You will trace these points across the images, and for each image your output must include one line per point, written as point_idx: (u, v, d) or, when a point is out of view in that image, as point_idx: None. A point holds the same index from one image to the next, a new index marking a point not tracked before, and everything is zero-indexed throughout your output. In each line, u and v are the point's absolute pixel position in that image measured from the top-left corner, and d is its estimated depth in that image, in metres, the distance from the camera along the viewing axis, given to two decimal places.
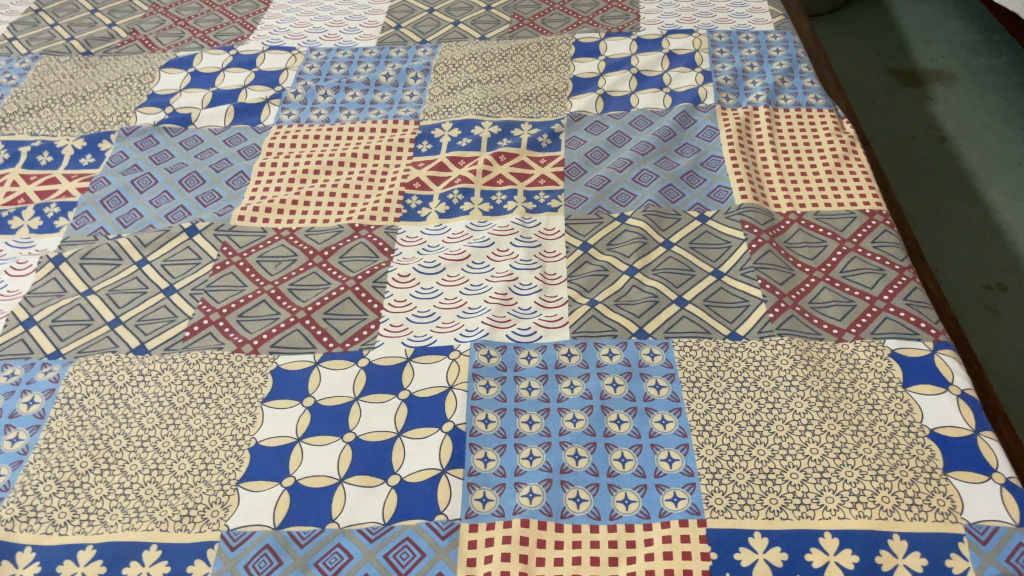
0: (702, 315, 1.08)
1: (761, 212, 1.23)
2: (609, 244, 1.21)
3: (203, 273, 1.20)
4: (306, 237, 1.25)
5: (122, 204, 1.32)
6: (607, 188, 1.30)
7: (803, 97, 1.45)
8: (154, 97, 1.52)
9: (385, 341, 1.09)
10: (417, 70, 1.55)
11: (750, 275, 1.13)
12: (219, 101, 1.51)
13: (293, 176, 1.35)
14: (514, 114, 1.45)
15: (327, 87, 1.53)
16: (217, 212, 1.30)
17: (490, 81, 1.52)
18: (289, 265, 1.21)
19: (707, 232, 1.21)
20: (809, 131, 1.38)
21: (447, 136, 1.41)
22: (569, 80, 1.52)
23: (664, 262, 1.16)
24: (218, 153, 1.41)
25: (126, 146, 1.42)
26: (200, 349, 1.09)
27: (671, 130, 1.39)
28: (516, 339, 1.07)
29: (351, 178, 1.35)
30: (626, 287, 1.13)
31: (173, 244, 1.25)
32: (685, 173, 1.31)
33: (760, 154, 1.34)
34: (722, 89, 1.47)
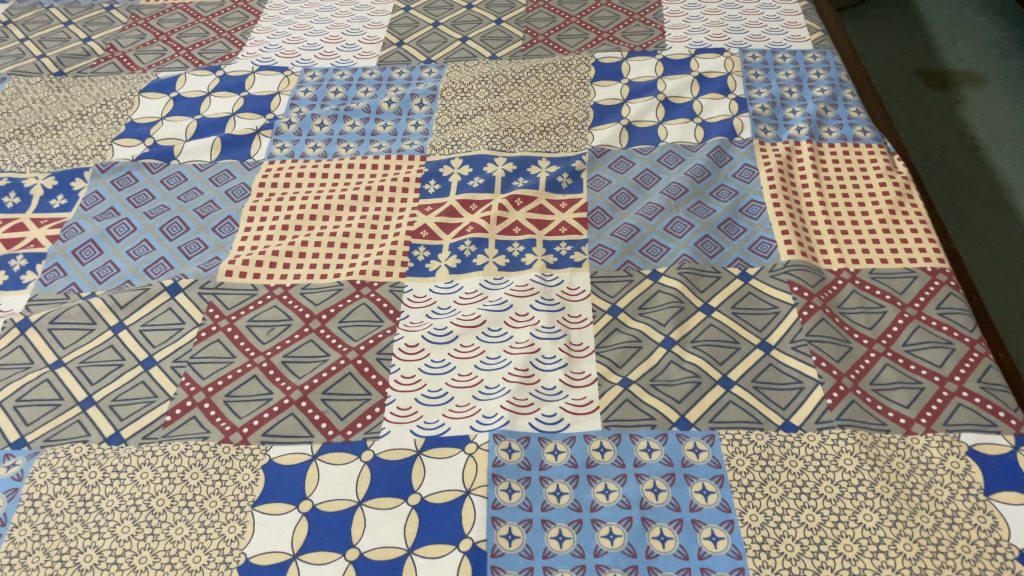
0: (751, 400, 0.96)
1: (810, 271, 1.10)
2: (642, 307, 1.08)
3: (186, 342, 1.07)
4: (302, 297, 1.12)
5: (96, 255, 1.19)
6: (636, 239, 1.16)
7: (849, 129, 1.32)
8: (133, 127, 1.38)
9: (392, 429, 0.96)
10: (423, 96, 1.42)
11: (803, 349, 1.00)
12: (204, 131, 1.37)
13: (287, 223, 1.22)
14: (530, 149, 1.31)
15: (324, 115, 1.39)
16: (201, 266, 1.17)
17: (503, 110, 1.38)
18: (282, 331, 1.08)
19: (751, 294, 1.08)
20: (858, 169, 1.25)
21: (457, 174, 1.28)
22: (589, 107, 1.38)
23: (704, 331, 1.04)
24: (203, 194, 1.27)
25: (101, 185, 1.29)
26: (182, 437, 0.96)
27: (705, 169, 1.25)
28: (541, 429, 0.95)
29: (351, 225, 1.21)
30: (663, 362, 1.00)
31: (153, 305, 1.12)
32: (723, 221, 1.18)
33: (804, 198, 1.21)
34: (759, 119, 1.34)
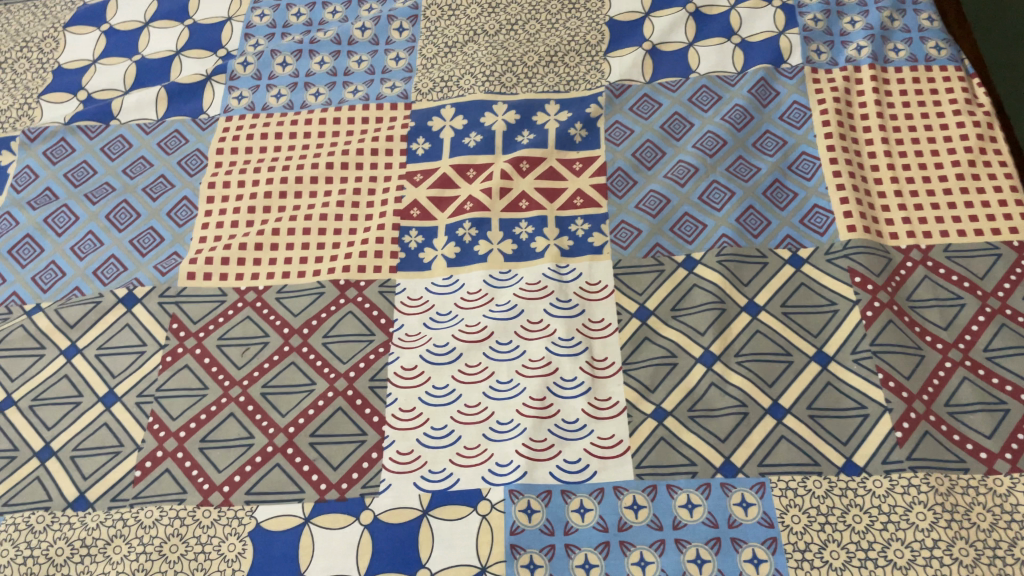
0: (806, 434, 0.83)
1: (875, 253, 0.92)
2: (675, 308, 0.92)
3: (149, 370, 0.93)
4: (278, 305, 0.97)
5: (36, 254, 1.02)
6: (666, 213, 0.98)
7: (919, 45, 1.08)
8: (61, 76, 1.17)
9: (392, 482, 0.84)
10: (402, 17, 1.18)
11: (866, 364, 0.86)
12: (146, 79, 1.16)
13: (254, 205, 1.04)
14: (535, 89, 1.10)
15: (285, 50, 1.16)
16: (159, 266, 1.00)
17: (500, 33, 1.15)
18: (259, 351, 0.94)
19: (804, 285, 0.92)
20: (931, 103, 1.03)
21: (450, 128, 1.08)
22: (604, 24, 1.15)
23: (750, 341, 0.89)
24: (152, 166, 1.08)
25: (32, 158, 1.10)
26: (155, 500, 0.85)
27: (746, 111, 1.04)
28: (564, 480, 0.82)
29: (328, 204, 1.03)
30: (701, 386, 0.86)
31: (108, 322, 0.97)
32: (770, 185, 0.99)
33: (865, 147, 1.01)
34: (811, 37, 1.10)
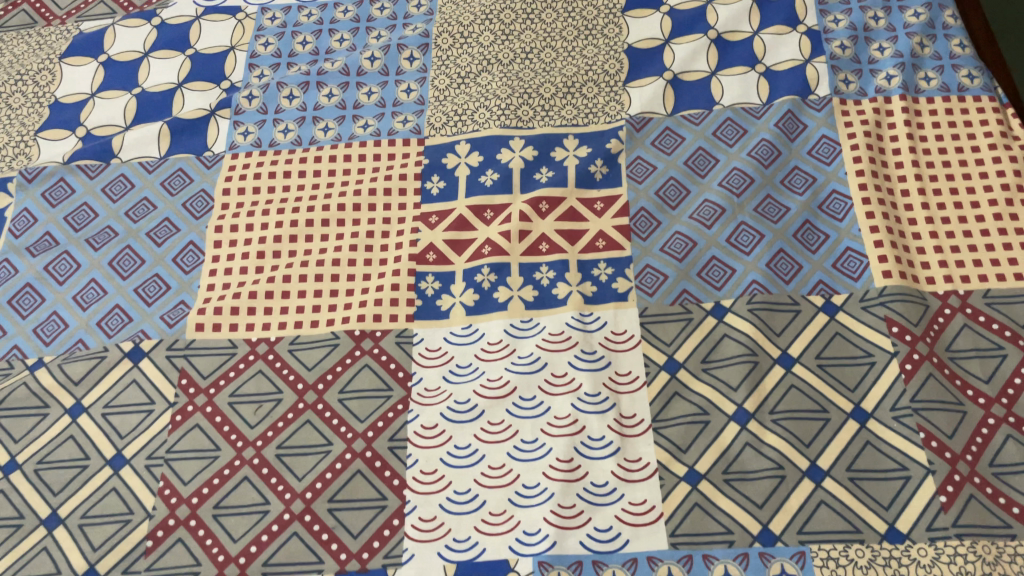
0: (847, 498, 0.80)
1: (913, 301, 0.89)
2: (705, 360, 0.88)
3: (158, 431, 0.90)
4: (291, 359, 0.93)
5: (36, 304, 0.98)
6: (693, 257, 0.95)
7: (950, 74, 1.04)
8: (58, 111, 1.12)
9: (416, 551, 0.81)
10: (412, 46, 1.13)
11: (907, 422, 0.82)
12: (146, 114, 1.11)
13: (263, 249, 1.00)
14: (553, 123, 1.06)
15: (291, 82, 1.12)
16: (165, 317, 0.96)
17: (515, 62, 1.11)
18: (272, 409, 0.90)
19: (839, 335, 0.88)
20: (965, 137, 0.99)
21: (465, 166, 1.04)
22: (623, 52, 1.10)
23: (785, 397, 0.85)
24: (155, 209, 1.04)
25: (30, 200, 1.06)
26: (169, 572, 0.81)
27: (774, 147, 1.00)
28: (595, 549, 0.79)
29: (341, 248, 0.99)
30: (736, 446, 0.83)
31: (114, 379, 0.93)
32: (800, 226, 0.95)
33: (898, 185, 0.97)
34: (839, 65, 1.05)
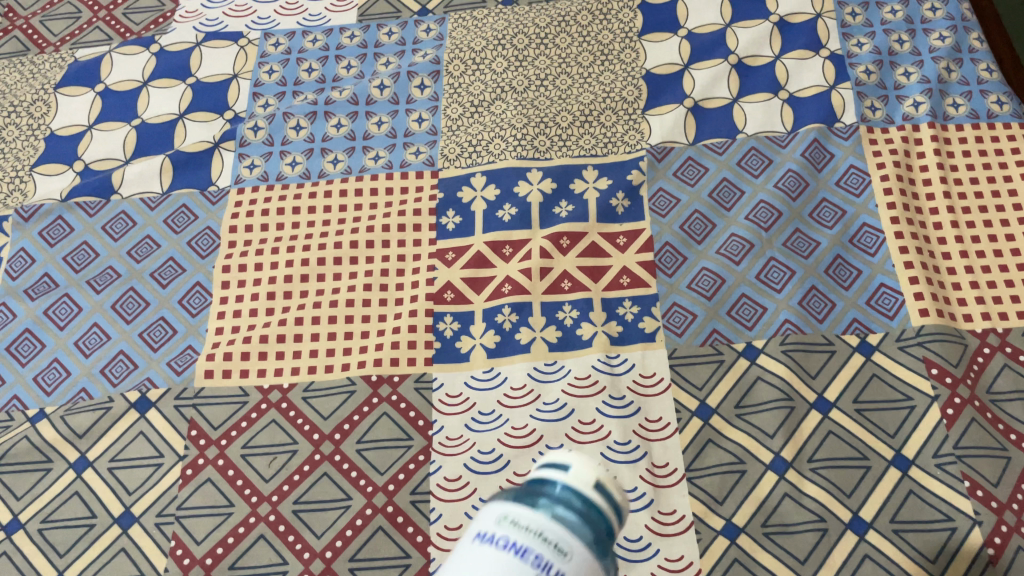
0: (892, 552, 0.77)
1: (951, 341, 0.86)
2: (739, 405, 0.85)
3: (168, 486, 0.86)
4: (306, 407, 0.89)
5: (36, 351, 0.94)
6: (722, 295, 0.91)
7: (979, 99, 1.01)
8: (55, 144, 1.08)
9: None
10: (423, 73, 1.10)
11: (950, 470, 0.80)
12: (147, 147, 1.07)
13: (273, 290, 0.96)
14: (571, 153, 1.02)
15: (298, 112, 1.08)
16: (172, 363, 0.92)
17: (530, 90, 1.07)
18: (288, 462, 0.86)
19: (876, 377, 0.85)
20: (997, 165, 0.96)
21: (482, 200, 1.00)
22: (640, 78, 1.07)
23: (823, 444, 0.82)
24: (159, 248, 1.00)
25: (27, 240, 1.01)
26: None
27: (801, 178, 0.97)
28: None
29: (354, 287, 0.95)
30: (774, 496, 0.80)
31: (120, 431, 0.89)
32: (831, 261, 0.92)
33: (930, 217, 0.94)
34: (864, 91, 1.02)
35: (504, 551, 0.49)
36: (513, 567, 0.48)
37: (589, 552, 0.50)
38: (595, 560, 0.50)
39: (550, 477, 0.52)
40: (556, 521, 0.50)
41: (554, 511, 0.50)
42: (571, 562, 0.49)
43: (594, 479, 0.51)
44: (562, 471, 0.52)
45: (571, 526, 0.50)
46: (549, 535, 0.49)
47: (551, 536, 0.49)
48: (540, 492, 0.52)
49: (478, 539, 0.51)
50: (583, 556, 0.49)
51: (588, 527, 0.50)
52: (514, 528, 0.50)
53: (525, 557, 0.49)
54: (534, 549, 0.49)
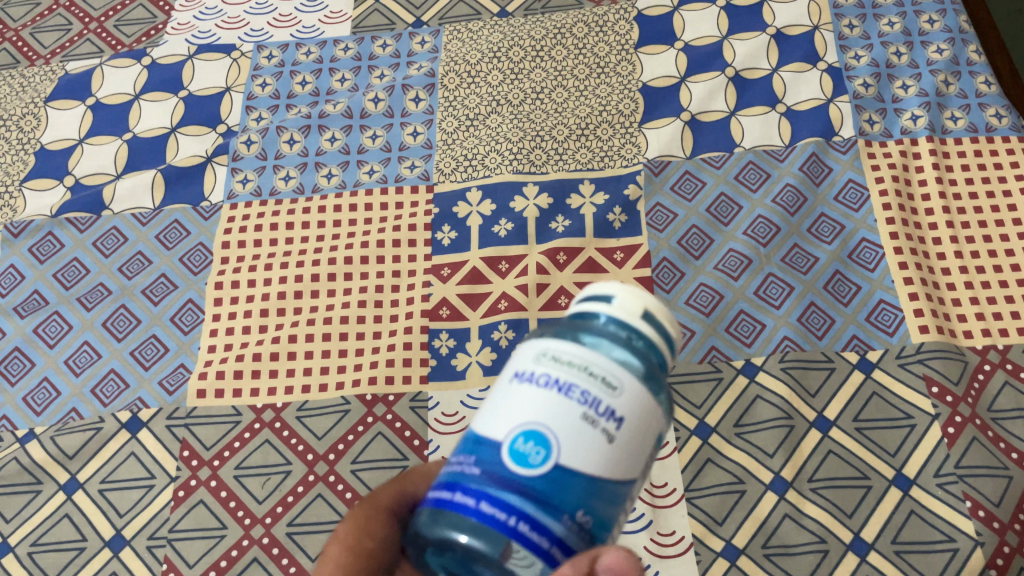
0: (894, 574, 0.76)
1: (952, 359, 0.85)
2: (738, 424, 0.84)
3: (160, 508, 0.84)
4: (300, 427, 0.88)
5: (26, 370, 0.93)
6: (721, 312, 0.91)
7: (977, 112, 1.00)
8: (45, 158, 1.07)
9: None
10: (418, 86, 1.09)
11: (952, 490, 0.79)
12: (139, 162, 1.06)
13: (266, 307, 0.94)
14: (567, 167, 1.01)
15: (292, 125, 1.07)
16: (164, 383, 0.91)
17: (525, 103, 1.06)
18: (282, 483, 0.85)
19: (876, 395, 0.84)
20: (996, 180, 0.95)
21: (477, 215, 0.99)
22: (637, 91, 1.06)
23: (823, 464, 0.81)
24: (151, 265, 0.99)
25: (17, 256, 1.00)
26: None
27: (799, 193, 0.96)
28: None
29: (348, 304, 0.94)
30: (775, 517, 0.79)
31: (111, 451, 0.88)
32: (831, 277, 0.91)
33: (929, 233, 0.93)
34: (862, 104, 1.01)
35: (543, 390, 0.42)
36: (555, 409, 0.42)
37: (646, 389, 0.42)
38: (650, 395, 0.43)
39: (593, 309, 0.45)
40: (605, 353, 0.42)
41: (600, 342, 0.43)
42: (621, 396, 0.41)
43: (641, 310, 0.44)
44: (605, 303, 0.45)
45: (620, 359, 0.42)
46: (596, 370, 0.42)
47: (598, 370, 0.42)
48: (584, 326, 0.44)
49: (513, 380, 0.44)
50: (636, 390, 0.42)
51: (641, 359, 0.43)
52: (555, 365, 0.43)
53: (570, 395, 0.41)
54: (580, 385, 0.42)
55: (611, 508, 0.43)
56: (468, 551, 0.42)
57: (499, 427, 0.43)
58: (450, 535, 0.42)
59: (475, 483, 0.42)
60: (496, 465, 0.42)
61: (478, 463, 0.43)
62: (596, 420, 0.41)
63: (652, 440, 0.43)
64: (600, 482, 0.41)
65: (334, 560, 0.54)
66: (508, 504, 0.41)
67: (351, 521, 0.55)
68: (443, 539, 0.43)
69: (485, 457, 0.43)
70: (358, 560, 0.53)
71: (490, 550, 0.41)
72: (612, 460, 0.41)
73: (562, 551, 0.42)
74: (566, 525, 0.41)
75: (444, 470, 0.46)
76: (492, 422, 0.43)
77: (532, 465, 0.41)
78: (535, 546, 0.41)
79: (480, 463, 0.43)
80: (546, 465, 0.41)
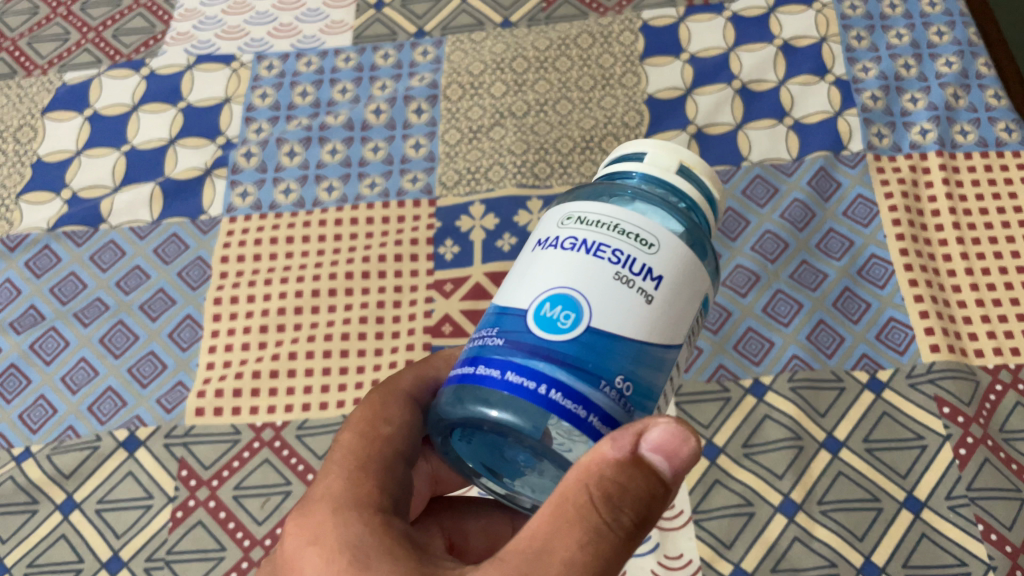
0: None
1: (963, 378, 0.84)
2: (746, 444, 0.83)
3: (158, 529, 0.83)
4: (301, 446, 0.86)
5: (22, 387, 0.92)
6: (729, 329, 0.89)
7: (987, 126, 0.99)
8: (42, 171, 1.05)
9: None
10: (421, 98, 1.07)
11: (964, 513, 0.77)
12: (137, 175, 1.04)
13: (266, 323, 0.93)
14: (572, 181, 1.00)
15: (292, 138, 1.05)
16: (162, 400, 0.90)
17: (529, 115, 1.05)
18: (282, 504, 0.83)
19: (887, 415, 0.83)
20: (1006, 195, 0.94)
21: (480, 229, 0.98)
22: (642, 103, 1.04)
23: (833, 485, 0.80)
24: (149, 279, 0.97)
25: (13, 270, 0.99)
26: None
27: (806, 208, 0.95)
28: None
29: (350, 320, 0.93)
30: (784, 540, 0.78)
31: (108, 471, 0.86)
32: (840, 294, 0.90)
33: (939, 249, 0.92)
34: (871, 118, 1.00)
35: (572, 253, 0.45)
36: (586, 266, 0.44)
37: (682, 247, 0.45)
38: (687, 257, 0.45)
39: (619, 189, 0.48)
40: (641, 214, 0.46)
41: (634, 205, 0.47)
42: (657, 254, 0.44)
43: (675, 165, 0.49)
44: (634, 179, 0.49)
45: (652, 220, 0.45)
46: (629, 230, 0.44)
47: (631, 229, 0.44)
48: (614, 199, 0.48)
49: (541, 248, 0.47)
50: (671, 252, 0.44)
51: (677, 218, 0.46)
52: (583, 227, 0.45)
53: (602, 255, 0.44)
54: (611, 245, 0.44)
55: (653, 375, 0.44)
56: (498, 426, 0.43)
57: (526, 297, 0.45)
58: (479, 411, 0.44)
59: (499, 354, 0.44)
60: (523, 333, 0.44)
61: (502, 335, 0.44)
62: (632, 279, 0.43)
63: (693, 303, 0.46)
64: (640, 343, 0.43)
65: (346, 444, 0.52)
66: (536, 372, 0.42)
67: (366, 406, 0.54)
68: (470, 417, 0.44)
69: (510, 327, 0.44)
70: (374, 443, 0.51)
71: (526, 424, 0.42)
72: (651, 319, 0.43)
73: (602, 421, 0.42)
74: (605, 394, 0.42)
75: (465, 350, 0.48)
76: (519, 295, 0.45)
77: (561, 329, 0.43)
78: (571, 412, 0.42)
79: (505, 333, 0.44)
80: (576, 328, 0.43)
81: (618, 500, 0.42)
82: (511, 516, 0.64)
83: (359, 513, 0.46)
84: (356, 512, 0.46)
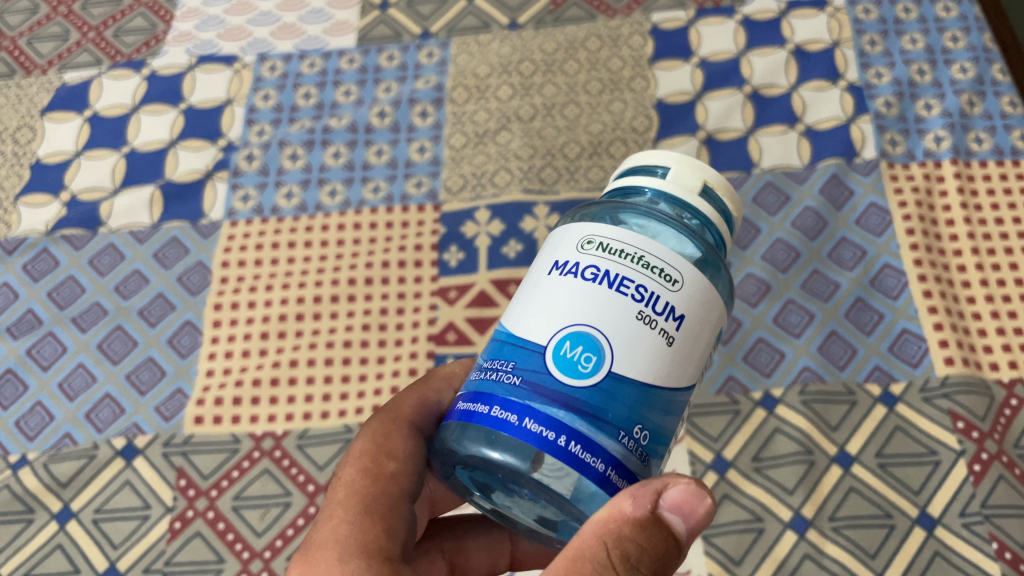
0: None
1: (978, 393, 0.82)
2: (756, 458, 0.81)
3: (155, 541, 0.81)
4: (301, 456, 0.85)
5: (19, 394, 0.90)
6: (739, 339, 0.87)
7: (1003, 133, 0.97)
8: (41, 172, 1.04)
9: None
10: (426, 100, 1.06)
11: (978, 531, 0.76)
12: (136, 177, 1.03)
13: (267, 329, 0.91)
14: (579, 187, 0.98)
15: (295, 140, 1.04)
16: (160, 409, 0.88)
17: (536, 119, 1.03)
18: (281, 515, 0.82)
19: (900, 429, 0.81)
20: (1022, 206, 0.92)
21: (485, 236, 0.96)
22: (651, 108, 1.03)
23: (845, 501, 0.78)
24: (148, 285, 0.95)
25: (11, 274, 0.97)
26: None
27: (818, 218, 0.93)
28: None
29: (352, 327, 0.91)
30: (794, 557, 0.76)
31: (105, 480, 0.85)
32: (852, 305, 0.88)
33: (954, 259, 0.90)
34: (884, 125, 0.98)
35: (594, 286, 0.43)
36: (609, 304, 0.42)
37: (702, 281, 0.44)
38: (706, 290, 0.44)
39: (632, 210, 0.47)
40: (659, 241, 0.44)
41: (653, 230, 0.45)
42: (679, 291, 0.43)
43: (698, 186, 0.47)
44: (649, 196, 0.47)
45: (674, 252, 0.44)
46: (653, 265, 0.43)
47: (654, 263, 0.43)
48: (630, 221, 0.46)
49: (559, 273, 0.45)
50: (692, 287, 0.43)
51: (693, 244, 0.45)
52: (605, 256, 0.44)
53: (626, 290, 0.42)
54: (635, 281, 0.43)
55: (665, 419, 0.43)
56: (503, 468, 0.42)
57: (544, 331, 0.43)
58: (483, 450, 0.42)
59: (517, 396, 0.42)
60: (543, 375, 0.42)
61: (519, 373, 0.43)
62: (654, 320, 0.42)
63: (707, 341, 0.45)
64: (658, 387, 0.42)
65: (349, 481, 0.50)
66: (556, 420, 0.41)
67: (369, 438, 0.52)
68: (475, 457, 0.43)
69: (527, 364, 0.43)
70: (380, 480, 0.50)
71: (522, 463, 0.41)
72: (669, 364, 0.43)
73: (618, 471, 0.42)
74: (624, 444, 0.41)
75: (472, 380, 0.46)
76: (536, 327, 0.44)
77: (582, 373, 0.41)
78: (588, 464, 0.41)
79: (522, 371, 0.43)
80: (597, 373, 0.41)
81: (633, 561, 0.43)
82: (511, 534, 0.63)
83: (365, 564, 0.45)
84: (362, 561, 0.45)
